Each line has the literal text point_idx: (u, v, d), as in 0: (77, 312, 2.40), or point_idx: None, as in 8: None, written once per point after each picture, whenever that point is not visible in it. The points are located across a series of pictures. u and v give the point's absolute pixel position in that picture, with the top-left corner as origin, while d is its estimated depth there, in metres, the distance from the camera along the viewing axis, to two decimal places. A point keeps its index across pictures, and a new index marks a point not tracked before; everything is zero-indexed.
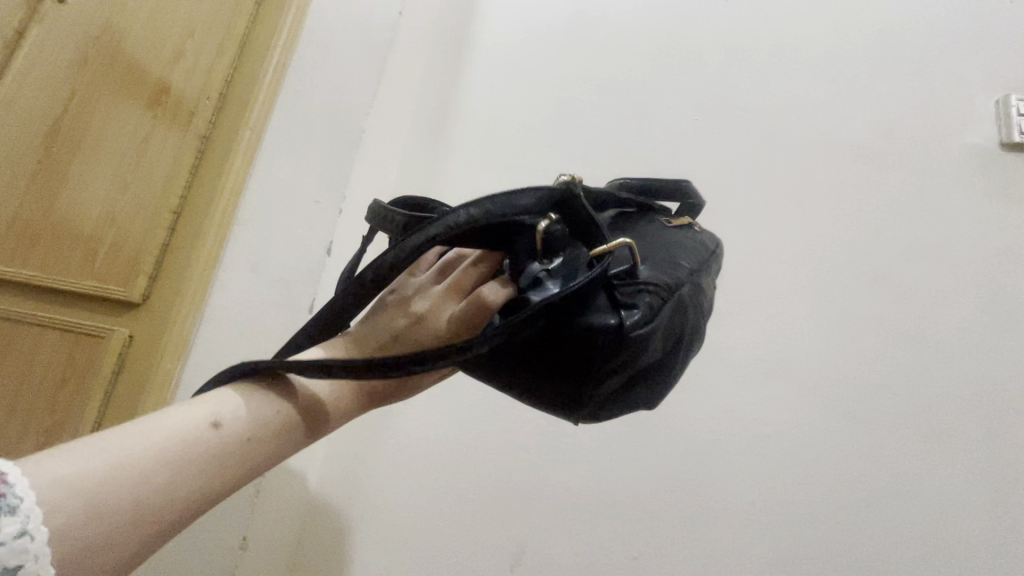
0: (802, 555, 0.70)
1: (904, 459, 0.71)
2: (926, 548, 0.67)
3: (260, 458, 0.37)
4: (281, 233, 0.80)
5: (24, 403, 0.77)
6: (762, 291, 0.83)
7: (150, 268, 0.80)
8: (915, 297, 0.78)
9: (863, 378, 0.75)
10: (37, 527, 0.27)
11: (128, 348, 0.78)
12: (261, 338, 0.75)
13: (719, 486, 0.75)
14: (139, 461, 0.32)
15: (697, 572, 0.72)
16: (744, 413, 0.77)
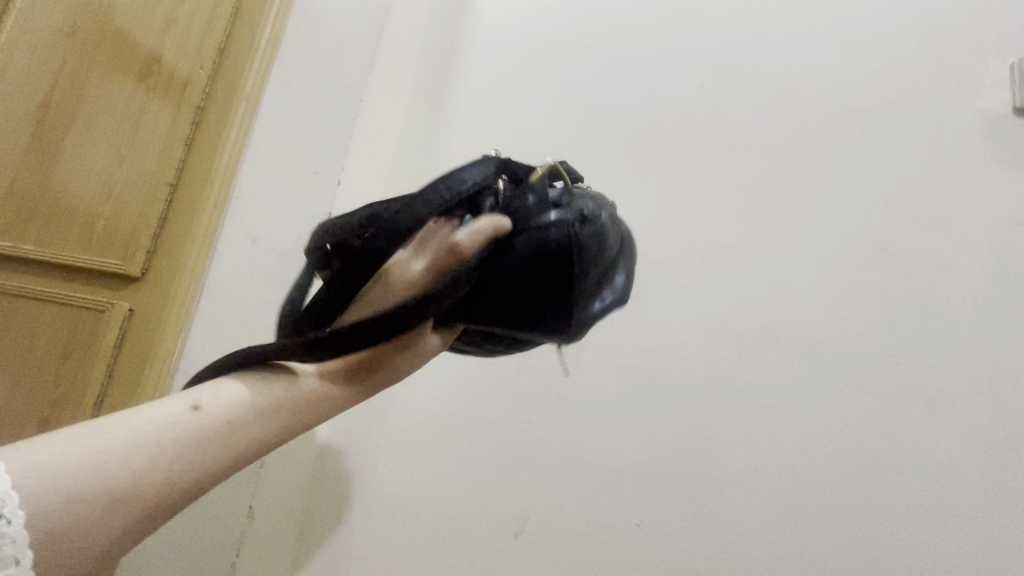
0: (801, 525, 0.71)
1: (904, 428, 0.72)
2: (925, 514, 0.69)
3: (246, 443, 0.38)
4: (281, 203, 0.79)
5: (27, 376, 0.77)
6: (765, 264, 0.82)
7: (149, 242, 0.80)
8: (919, 270, 0.77)
9: (863, 351, 0.76)
10: (14, 511, 0.29)
11: (130, 321, 0.78)
12: (263, 309, 0.75)
13: (719, 458, 0.75)
14: (117, 446, 0.33)
15: (698, 538, 0.73)
16: (746, 385, 0.78)
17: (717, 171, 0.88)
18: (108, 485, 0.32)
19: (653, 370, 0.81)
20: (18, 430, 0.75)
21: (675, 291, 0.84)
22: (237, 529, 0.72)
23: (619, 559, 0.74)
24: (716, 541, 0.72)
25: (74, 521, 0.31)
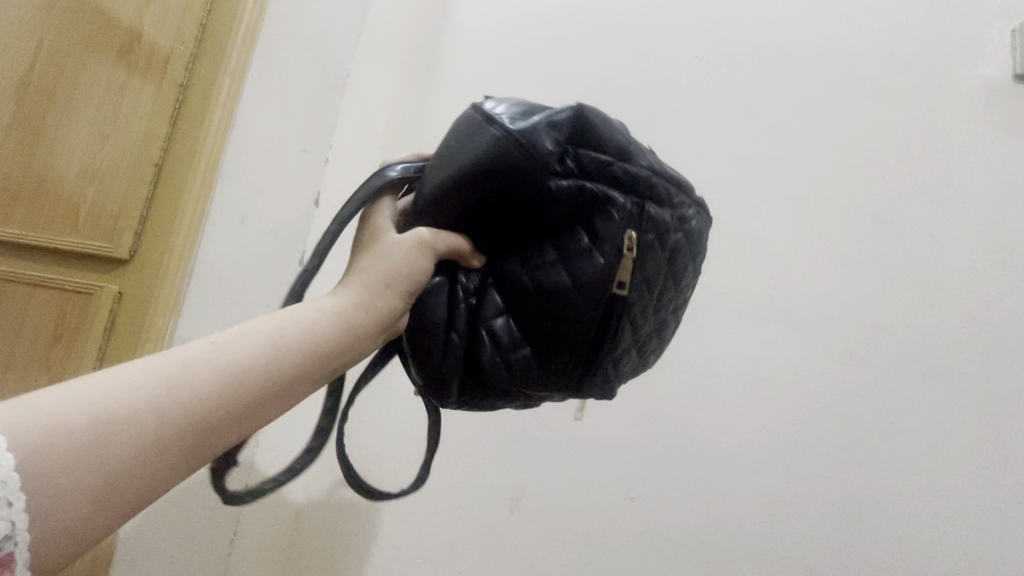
0: (794, 495, 0.72)
1: (898, 400, 0.72)
2: (917, 484, 0.69)
3: (260, 386, 0.34)
4: (269, 183, 0.78)
5: (18, 359, 0.77)
6: (762, 236, 0.81)
7: (135, 223, 0.79)
8: (917, 242, 0.77)
9: (859, 323, 0.75)
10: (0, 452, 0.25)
11: (119, 303, 0.77)
12: (255, 291, 0.75)
13: (713, 432, 0.76)
14: (121, 381, 0.29)
15: (692, 511, 0.74)
16: (741, 359, 0.78)
17: (711, 142, 0.86)
18: (114, 423, 0.28)
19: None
20: None
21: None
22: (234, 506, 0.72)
23: (613, 532, 0.75)
24: (709, 513, 0.73)
25: (78, 465, 0.27)
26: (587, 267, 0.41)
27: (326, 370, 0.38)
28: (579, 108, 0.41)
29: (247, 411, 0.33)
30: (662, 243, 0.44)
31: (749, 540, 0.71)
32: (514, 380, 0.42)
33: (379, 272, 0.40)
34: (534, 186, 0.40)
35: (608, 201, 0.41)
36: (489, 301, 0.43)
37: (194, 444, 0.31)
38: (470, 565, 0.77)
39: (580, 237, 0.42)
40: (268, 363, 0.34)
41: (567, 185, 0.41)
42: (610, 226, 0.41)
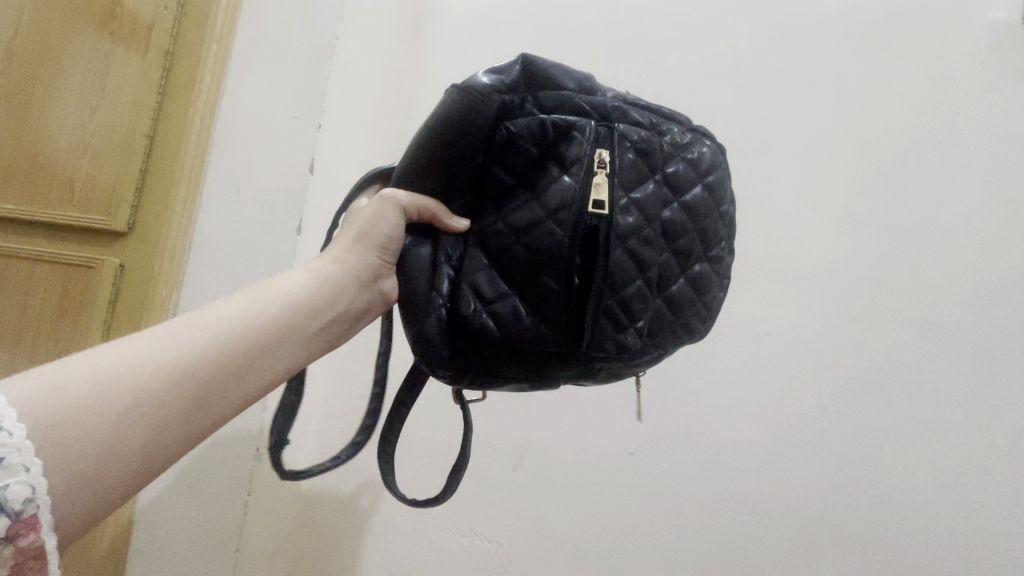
0: (789, 447, 0.73)
1: (892, 353, 0.73)
2: (908, 435, 0.71)
3: (249, 342, 0.37)
4: (262, 152, 0.78)
5: (26, 334, 0.78)
6: (761, 194, 0.81)
7: (130, 195, 0.78)
8: (918, 194, 0.76)
9: (855, 279, 0.76)
10: (13, 424, 0.27)
11: (121, 275, 0.78)
12: (255, 260, 0.76)
13: (711, 386, 0.77)
14: (115, 349, 0.33)
15: (688, 463, 0.76)
16: (737, 315, 0.78)
17: (710, 99, 0.85)
18: (114, 381, 0.31)
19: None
20: None
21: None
22: (246, 467, 0.75)
23: (613, 484, 0.77)
24: (705, 464, 0.75)
25: (81, 419, 0.29)
26: (558, 196, 0.41)
27: (312, 326, 0.41)
28: (525, 52, 0.42)
29: (242, 362, 0.37)
30: (649, 166, 0.43)
31: (744, 491, 0.74)
32: (504, 329, 0.42)
33: (352, 232, 0.44)
34: (488, 132, 0.42)
35: (572, 128, 0.41)
36: (470, 255, 0.43)
37: (193, 394, 0.34)
38: (475, 518, 0.81)
39: (549, 173, 0.42)
40: (254, 322, 0.38)
41: (524, 124, 0.42)
42: (577, 152, 0.41)
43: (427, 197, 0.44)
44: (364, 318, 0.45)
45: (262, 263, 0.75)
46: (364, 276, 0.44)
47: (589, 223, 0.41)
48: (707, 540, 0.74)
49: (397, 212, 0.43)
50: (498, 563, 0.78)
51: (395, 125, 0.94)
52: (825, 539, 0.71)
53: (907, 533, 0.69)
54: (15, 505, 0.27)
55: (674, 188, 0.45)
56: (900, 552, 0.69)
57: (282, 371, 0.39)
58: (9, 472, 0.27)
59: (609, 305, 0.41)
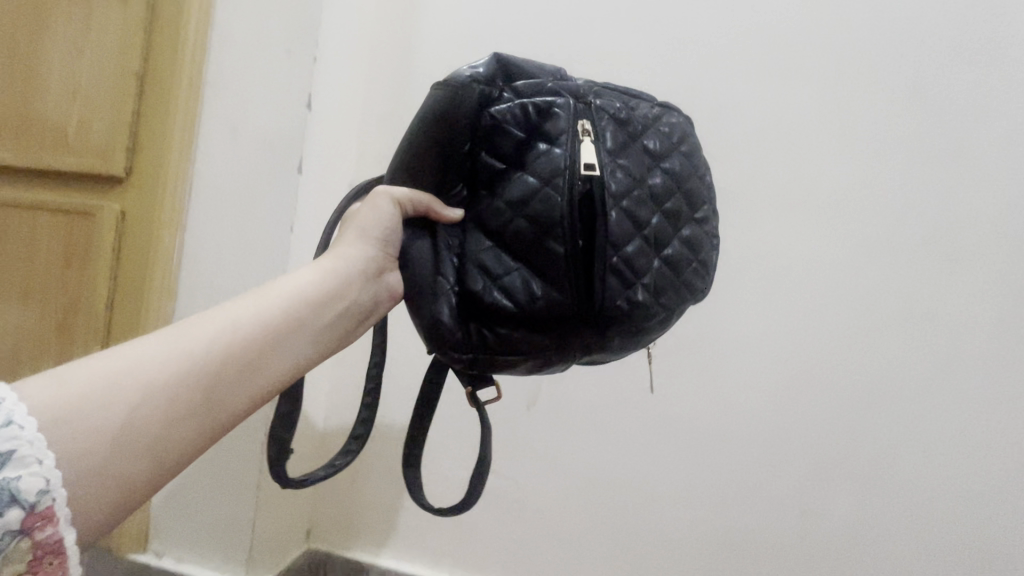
0: (803, 381, 0.73)
1: (915, 283, 0.70)
2: (926, 365, 0.70)
3: (261, 335, 0.35)
4: (257, 90, 0.75)
5: (36, 284, 0.79)
6: (783, 117, 0.74)
7: (126, 140, 0.77)
8: (956, 112, 0.69)
9: (881, 207, 0.71)
10: (24, 418, 0.26)
11: (123, 223, 0.77)
12: (256, 204, 0.74)
13: (724, 326, 0.76)
14: (123, 347, 0.31)
15: (703, 397, 0.76)
16: (756, 248, 0.75)
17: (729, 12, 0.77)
18: (123, 387, 0.29)
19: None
20: (37, 335, 0.78)
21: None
22: None
23: (625, 417, 0.78)
24: (717, 403, 0.75)
25: (87, 413, 0.28)
26: (546, 167, 0.40)
27: (325, 318, 0.39)
28: (497, 48, 0.42)
29: (254, 356, 0.35)
30: (630, 135, 0.42)
31: (756, 422, 0.74)
32: (518, 303, 0.40)
33: (352, 227, 0.43)
34: (474, 120, 0.41)
35: (553, 107, 0.41)
36: (468, 238, 0.42)
37: (205, 388, 0.32)
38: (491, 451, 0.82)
39: (534, 151, 0.40)
40: (265, 317, 0.36)
41: (507, 108, 0.40)
42: (559, 125, 0.40)
43: (420, 190, 0.43)
44: (375, 311, 0.44)
45: (262, 206, 0.74)
46: (366, 269, 0.43)
47: (583, 190, 0.40)
48: (718, 469, 0.75)
49: (392, 204, 0.42)
50: (513, 497, 0.81)
51: (391, 49, 0.88)
52: (838, 473, 0.72)
53: (920, 466, 0.69)
54: (30, 496, 0.26)
55: (653, 155, 0.43)
56: (912, 483, 0.70)
57: (297, 366, 0.38)
58: (22, 464, 0.26)
59: (614, 264, 0.40)
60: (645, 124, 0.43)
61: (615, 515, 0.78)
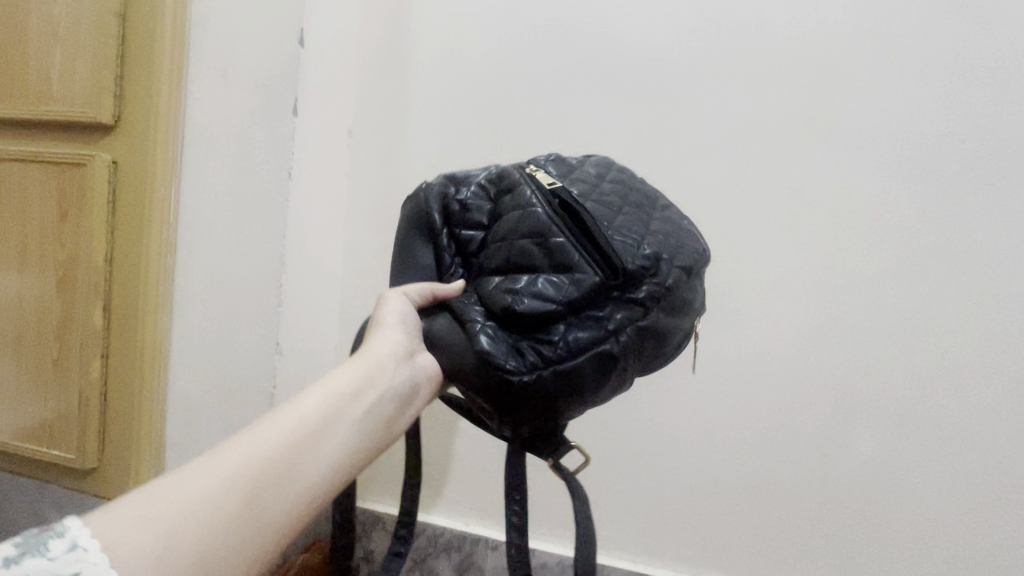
0: (835, 325, 0.67)
1: (958, 211, 0.64)
2: (970, 302, 0.64)
3: (296, 434, 0.37)
4: (244, 24, 0.71)
5: (34, 238, 0.78)
6: (812, 37, 0.67)
7: (112, 84, 0.73)
8: (1008, 17, 0.62)
9: (923, 132, 0.65)
10: (88, 540, 0.30)
11: (115, 173, 0.75)
12: (250, 149, 0.72)
13: (748, 263, 0.70)
14: (178, 475, 0.34)
15: (727, 345, 0.70)
16: (784, 181, 0.69)
17: None
18: (182, 521, 0.32)
19: (676, 181, 0.72)
20: (40, 289, 0.78)
21: (701, 84, 0.71)
22: (268, 359, 0.73)
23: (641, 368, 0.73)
24: (741, 344, 0.70)
25: (132, 534, 0.31)
26: (517, 200, 0.45)
27: (362, 407, 0.41)
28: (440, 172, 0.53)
29: (292, 454, 0.37)
30: (571, 166, 0.48)
31: (784, 371, 0.69)
32: (550, 300, 0.42)
33: (375, 326, 0.46)
34: (445, 207, 0.48)
35: (500, 173, 0.48)
36: (480, 283, 0.45)
37: (247, 491, 0.34)
38: None
39: (503, 204, 0.46)
40: (303, 415, 0.38)
41: (467, 189, 0.48)
42: (514, 177, 0.46)
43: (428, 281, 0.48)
44: (417, 394, 0.45)
45: (260, 151, 0.72)
46: (396, 355, 0.45)
47: (559, 205, 0.44)
48: (742, 422, 0.70)
49: (404, 298, 0.47)
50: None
51: None
52: (868, 418, 0.66)
53: (959, 408, 0.64)
54: None
55: (600, 167, 0.48)
56: (951, 427, 0.64)
57: (342, 461, 0.39)
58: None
59: (613, 237, 0.43)
60: (582, 160, 0.50)
61: (631, 461, 0.73)
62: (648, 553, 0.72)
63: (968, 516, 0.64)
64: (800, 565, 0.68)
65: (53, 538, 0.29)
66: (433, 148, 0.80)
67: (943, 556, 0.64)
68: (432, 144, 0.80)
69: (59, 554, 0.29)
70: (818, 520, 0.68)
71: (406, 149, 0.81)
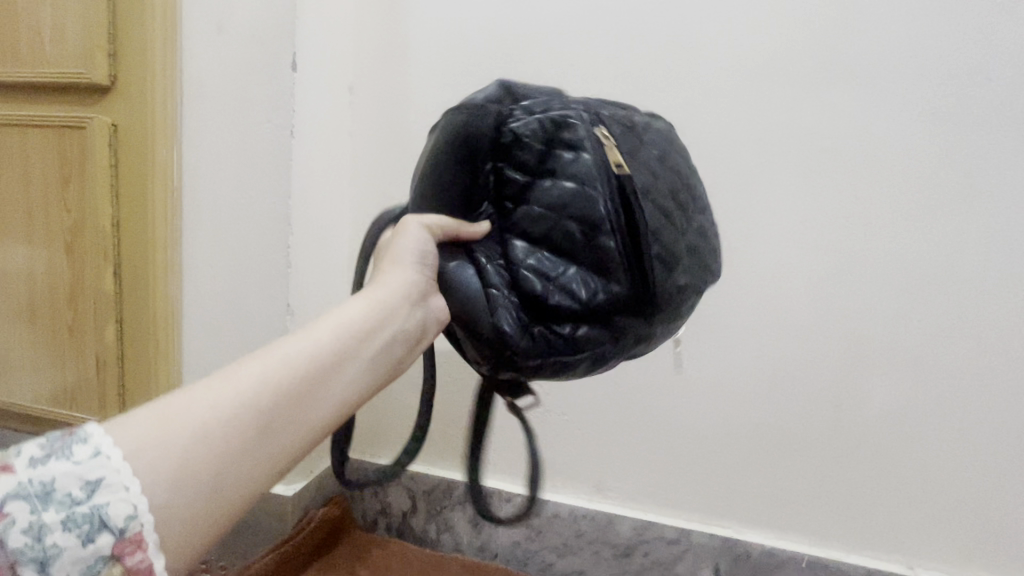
0: (849, 276, 0.66)
1: (983, 154, 0.62)
2: (990, 248, 0.62)
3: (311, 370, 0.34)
4: None
5: (40, 205, 0.78)
6: None
7: (104, 43, 0.72)
8: None
9: (947, 72, 0.62)
10: (110, 446, 0.27)
11: (115, 135, 0.74)
12: (250, 106, 0.70)
13: (760, 216, 0.69)
14: (185, 393, 0.30)
15: (739, 297, 0.70)
16: (801, 127, 0.66)
17: None
18: (185, 447, 0.28)
19: (687, 133, 0.70)
20: (50, 256, 0.79)
21: (714, 29, 0.68)
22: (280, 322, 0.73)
23: None
24: (752, 298, 0.70)
25: (146, 465, 0.27)
26: (572, 167, 0.40)
27: (373, 348, 0.37)
28: (501, 79, 0.46)
29: (302, 394, 0.33)
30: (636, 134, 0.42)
31: (796, 321, 0.68)
32: (575, 296, 0.40)
33: (390, 257, 0.41)
34: (493, 137, 0.43)
35: (565, 116, 0.41)
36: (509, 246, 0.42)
37: (253, 428, 0.30)
38: None
39: (556, 162, 0.41)
40: (319, 348, 0.34)
41: (522, 124, 0.42)
42: (578, 133, 0.40)
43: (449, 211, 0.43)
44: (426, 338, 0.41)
45: (259, 108, 0.70)
46: (411, 294, 0.41)
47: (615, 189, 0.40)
48: (752, 372, 0.70)
49: (425, 229, 0.42)
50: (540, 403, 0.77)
51: None
52: (879, 369, 0.67)
53: (972, 359, 0.64)
54: (117, 522, 0.26)
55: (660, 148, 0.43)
56: (964, 375, 0.64)
57: (351, 402, 0.36)
58: (111, 490, 0.26)
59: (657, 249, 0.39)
60: (647, 127, 0.44)
61: (642, 414, 0.74)
62: (659, 502, 0.74)
63: (977, 465, 0.65)
64: (807, 512, 0.70)
65: (77, 441, 0.27)
66: (437, 102, 0.78)
67: (950, 503, 0.66)
68: (436, 97, 0.78)
69: (82, 460, 0.27)
70: (826, 470, 0.69)
71: (410, 101, 0.79)
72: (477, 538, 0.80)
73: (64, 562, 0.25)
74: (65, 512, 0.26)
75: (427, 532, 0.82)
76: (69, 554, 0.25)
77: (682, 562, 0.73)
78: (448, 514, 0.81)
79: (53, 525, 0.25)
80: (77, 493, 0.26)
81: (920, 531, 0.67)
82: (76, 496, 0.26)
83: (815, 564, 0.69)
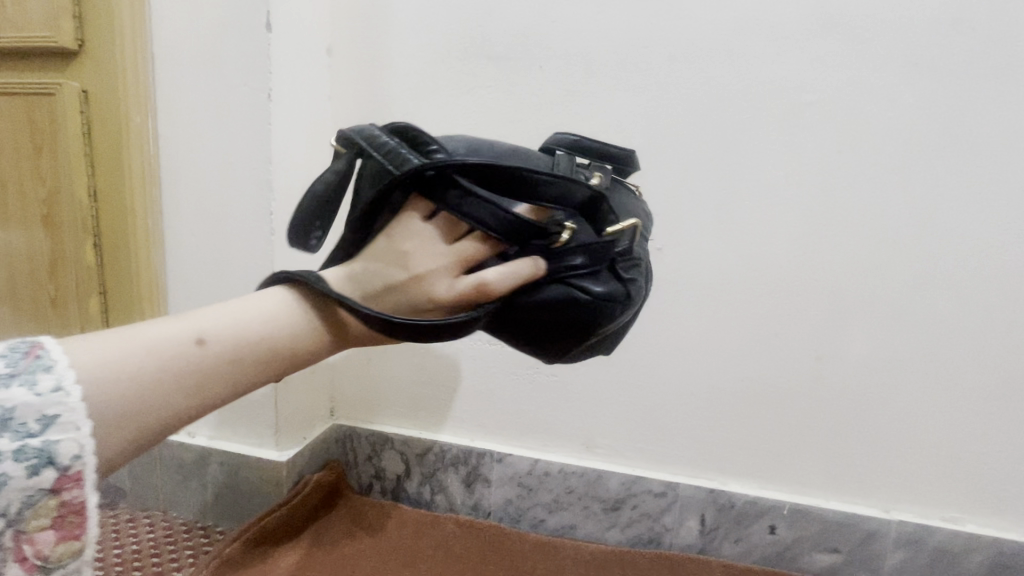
0: (830, 230, 0.67)
1: (965, 100, 0.62)
2: (970, 194, 0.63)
3: (259, 376, 0.39)
4: None
5: (13, 176, 0.77)
6: None
7: (68, 4, 0.70)
8: None
9: (931, 18, 0.62)
10: (72, 387, 0.32)
11: (85, 100, 0.72)
12: (224, 68, 0.68)
13: (744, 172, 0.68)
14: (153, 397, 0.34)
15: (723, 254, 0.70)
16: (785, 81, 0.66)
17: None
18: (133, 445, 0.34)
19: (673, 89, 0.69)
20: (26, 229, 0.77)
21: None
22: None
23: None
24: (738, 255, 0.70)
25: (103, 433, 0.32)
26: None
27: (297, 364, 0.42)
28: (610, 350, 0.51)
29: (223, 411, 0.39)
30: None
31: (780, 276, 0.69)
32: None
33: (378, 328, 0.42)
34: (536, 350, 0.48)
35: None
36: None
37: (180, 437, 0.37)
38: None
39: None
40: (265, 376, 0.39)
41: None
42: None
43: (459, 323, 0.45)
44: None
45: (232, 70, 0.68)
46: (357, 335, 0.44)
47: None
48: (737, 329, 0.71)
49: None
50: (528, 363, 0.78)
51: None
52: (860, 321, 0.68)
53: (949, 309, 0.65)
54: (65, 459, 0.31)
55: None
56: (941, 322, 0.66)
57: None
58: (65, 427, 0.31)
59: None
60: None
61: (629, 372, 0.75)
62: (645, 457, 0.76)
63: (952, 407, 0.67)
64: (790, 461, 0.72)
65: (40, 372, 0.32)
66: (417, 61, 0.76)
67: (924, 447, 0.68)
68: (418, 54, 0.76)
69: (44, 393, 0.31)
70: (807, 420, 0.71)
71: (389, 57, 0.77)
72: (469, 497, 0.82)
73: (10, 489, 0.29)
74: (18, 442, 0.30)
75: (421, 494, 0.84)
76: (16, 482, 0.29)
77: (669, 514, 0.75)
78: (441, 475, 0.82)
79: (6, 452, 0.29)
80: (32, 425, 0.30)
81: (896, 475, 0.70)
82: (32, 428, 0.30)
83: (796, 510, 0.72)
